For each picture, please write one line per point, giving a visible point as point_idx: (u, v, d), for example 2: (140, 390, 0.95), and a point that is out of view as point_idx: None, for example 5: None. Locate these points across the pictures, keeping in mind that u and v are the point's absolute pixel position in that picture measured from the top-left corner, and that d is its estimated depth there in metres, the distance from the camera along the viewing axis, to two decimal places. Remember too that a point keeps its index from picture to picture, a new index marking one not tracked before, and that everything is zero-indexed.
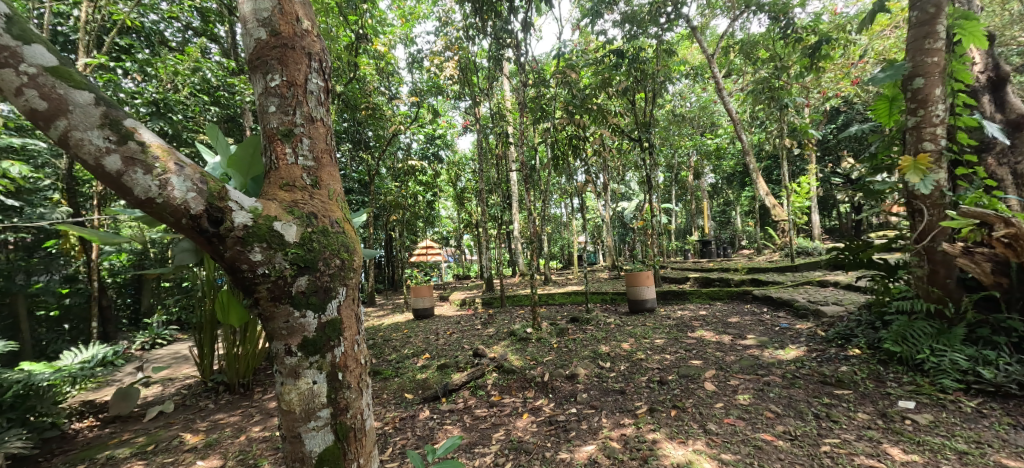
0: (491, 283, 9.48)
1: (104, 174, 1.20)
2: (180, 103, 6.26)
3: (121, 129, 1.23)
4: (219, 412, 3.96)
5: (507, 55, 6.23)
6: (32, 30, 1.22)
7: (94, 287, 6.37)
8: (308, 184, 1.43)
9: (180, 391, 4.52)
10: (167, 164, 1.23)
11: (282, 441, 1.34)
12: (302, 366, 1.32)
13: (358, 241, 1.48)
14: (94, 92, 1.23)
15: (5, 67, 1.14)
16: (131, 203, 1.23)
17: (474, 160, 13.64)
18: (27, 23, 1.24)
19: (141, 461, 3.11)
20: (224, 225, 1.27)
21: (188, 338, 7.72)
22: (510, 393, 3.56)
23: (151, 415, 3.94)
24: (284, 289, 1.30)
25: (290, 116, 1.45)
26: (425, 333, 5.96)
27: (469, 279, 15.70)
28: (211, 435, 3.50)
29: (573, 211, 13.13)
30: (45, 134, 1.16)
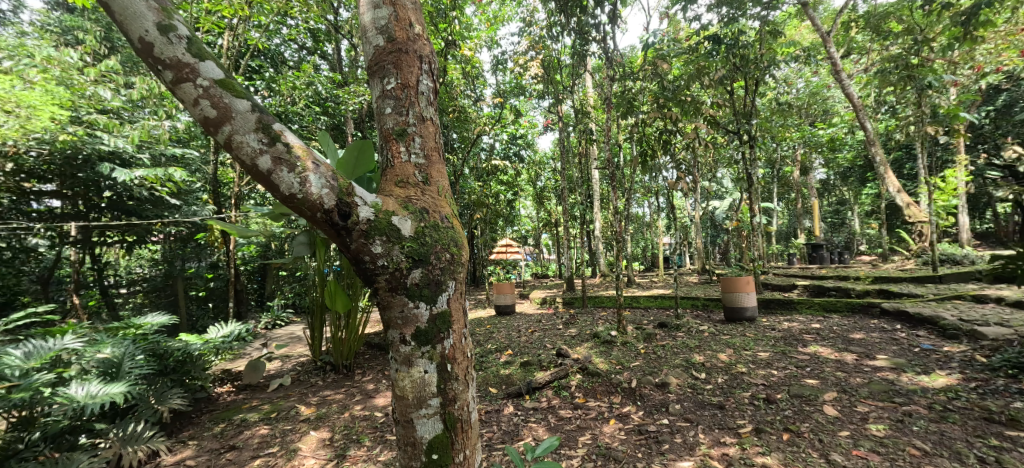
0: (573, 283, 9.33)
1: (258, 172, 1.35)
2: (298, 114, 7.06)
3: (271, 131, 1.38)
4: (327, 389, 4.38)
5: (592, 50, 6.09)
6: (208, 48, 1.41)
7: (230, 273, 7.42)
8: (420, 180, 1.50)
9: (295, 367, 5.10)
10: (307, 163, 1.37)
11: (395, 424, 1.42)
12: (415, 355, 1.39)
13: (464, 236, 1.53)
14: (251, 101, 1.40)
15: (188, 81, 1.34)
16: (277, 198, 1.37)
17: (554, 158, 13.61)
18: (203, 43, 1.44)
19: (267, 428, 3.56)
20: (352, 218, 1.37)
21: (302, 321, 8.69)
22: (595, 396, 3.47)
23: (274, 386, 4.50)
24: (400, 281, 1.37)
25: (404, 116, 1.53)
26: (509, 330, 6.04)
27: (549, 278, 15.70)
28: (321, 409, 3.88)
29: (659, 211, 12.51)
30: (214, 138, 1.35)
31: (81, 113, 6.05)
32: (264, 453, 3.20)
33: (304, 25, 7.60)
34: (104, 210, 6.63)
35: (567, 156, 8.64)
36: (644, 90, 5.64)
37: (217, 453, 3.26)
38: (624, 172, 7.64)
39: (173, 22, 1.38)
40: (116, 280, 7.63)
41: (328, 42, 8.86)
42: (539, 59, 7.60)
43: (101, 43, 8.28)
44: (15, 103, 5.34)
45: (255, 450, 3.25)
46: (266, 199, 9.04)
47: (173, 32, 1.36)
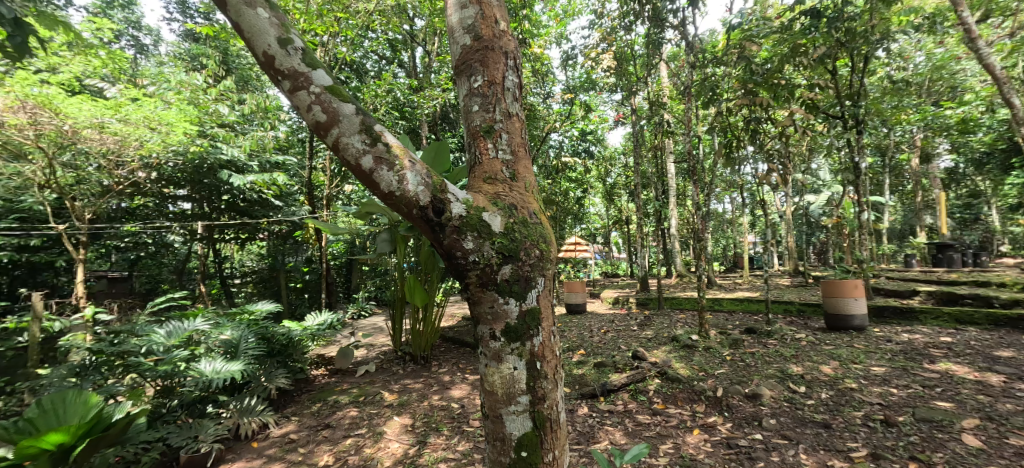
0: (648, 283, 8.95)
1: (362, 171, 1.44)
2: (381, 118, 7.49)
3: (373, 133, 1.46)
4: (407, 378, 4.61)
5: (668, 38, 5.76)
6: (319, 58, 1.53)
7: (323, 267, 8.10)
8: (508, 176, 1.51)
9: (379, 355, 5.44)
10: (405, 162, 1.43)
11: (485, 418, 1.44)
12: (505, 351, 1.39)
13: (551, 233, 1.52)
14: (356, 105, 1.50)
15: (303, 89, 1.46)
16: (378, 196, 1.45)
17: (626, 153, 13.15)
18: (314, 53, 1.55)
19: (356, 410, 3.82)
20: (445, 214, 1.40)
21: (384, 312, 9.26)
22: (676, 403, 3.29)
23: (361, 372, 4.84)
24: (491, 276, 1.38)
25: (491, 113, 1.54)
26: (581, 329, 5.94)
27: (620, 277, 15.25)
28: (403, 396, 4.09)
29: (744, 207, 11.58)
30: (325, 140, 1.46)
31: (206, 128, 7.20)
32: (355, 433, 3.44)
33: (384, 35, 8.09)
34: (223, 210, 7.84)
35: (641, 150, 8.29)
36: (727, 78, 5.22)
37: (315, 429, 3.58)
38: (703, 166, 7.18)
39: (290, 35, 1.51)
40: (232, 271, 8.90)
41: (405, 51, 9.36)
42: (611, 51, 7.36)
43: (218, 65, 9.45)
44: (158, 121, 6.15)
45: (347, 430, 3.51)
46: (352, 199, 9.76)
47: (290, 45, 1.49)
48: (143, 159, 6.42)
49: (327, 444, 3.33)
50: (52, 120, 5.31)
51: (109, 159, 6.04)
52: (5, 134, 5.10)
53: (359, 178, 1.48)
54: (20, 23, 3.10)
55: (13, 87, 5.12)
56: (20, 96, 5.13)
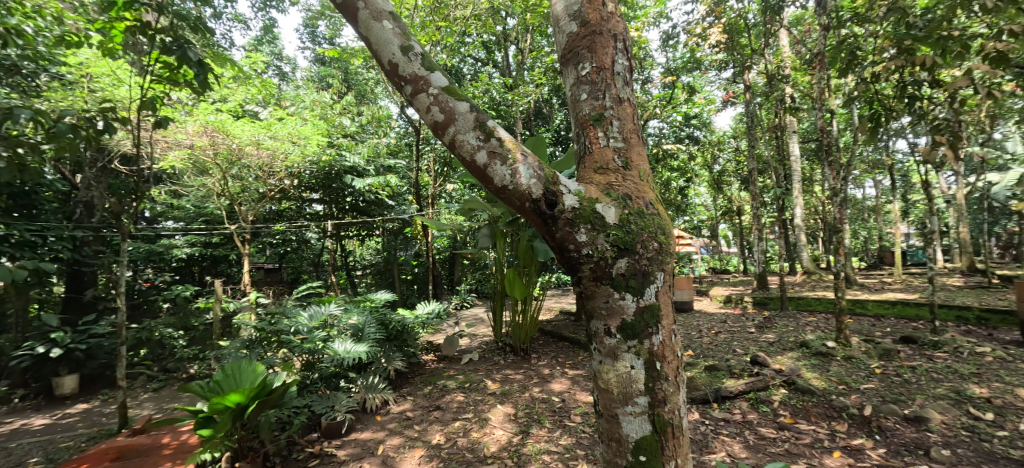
0: (766, 280, 8.06)
1: (476, 167, 1.48)
2: None
3: (486, 129, 1.50)
4: (508, 369, 4.73)
5: (789, 3, 5.07)
6: (435, 61, 1.61)
7: (430, 260, 8.68)
8: (620, 165, 1.46)
9: (481, 345, 5.67)
10: (517, 155, 1.44)
11: (599, 416, 1.41)
12: (621, 349, 1.35)
13: (669, 224, 1.45)
14: (469, 103, 1.55)
15: (422, 91, 1.54)
16: (491, 190, 1.48)
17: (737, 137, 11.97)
18: (431, 56, 1.64)
19: (462, 396, 4.03)
20: (558, 207, 1.39)
21: (484, 304, 9.66)
22: (807, 418, 2.90)
23: (465, 360, 5.09)
24: (606, 270, 1.35)
25: (601, 100, 1.49)
26: (689, 329, 5.55)
27: (730, 274, 14.02)
28: (505, 386, 4.21)
29: (889, 194, 9.85)
30: (443, 139, 1.53)
31: (333, 140, 8.29)
32: (462, 416, 3.63)
33: (480, 37, 8.36)
34: (348, 210, 8.82)
35: (755, 134, 7.46)
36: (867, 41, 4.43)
37: (427, 410, 3.84)
38: (835, 148, 6.24)
39: (410, 42, 1.61)
40: (355, 264, 10.08)
41: (499, 50, 9.59)
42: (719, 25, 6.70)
43: (340, 82, 10.63)
44: (298, 136, 7.04)
45: (455, 413, 3.72)
46: (454, 197, 10.31)
47: (411, 51, 1.58)
48: (288, 169, 7.38)
49: (439, 425, 3.56)
50: (225, 140, 6.29)
51: (262, 170, 7.06)
52: (194, 155, 6.19)
53: (473, 173, 1.52)
54: (201, 62, 3.80)
55: (198, 116, 6.06)
56: (202, 124, 6.07)
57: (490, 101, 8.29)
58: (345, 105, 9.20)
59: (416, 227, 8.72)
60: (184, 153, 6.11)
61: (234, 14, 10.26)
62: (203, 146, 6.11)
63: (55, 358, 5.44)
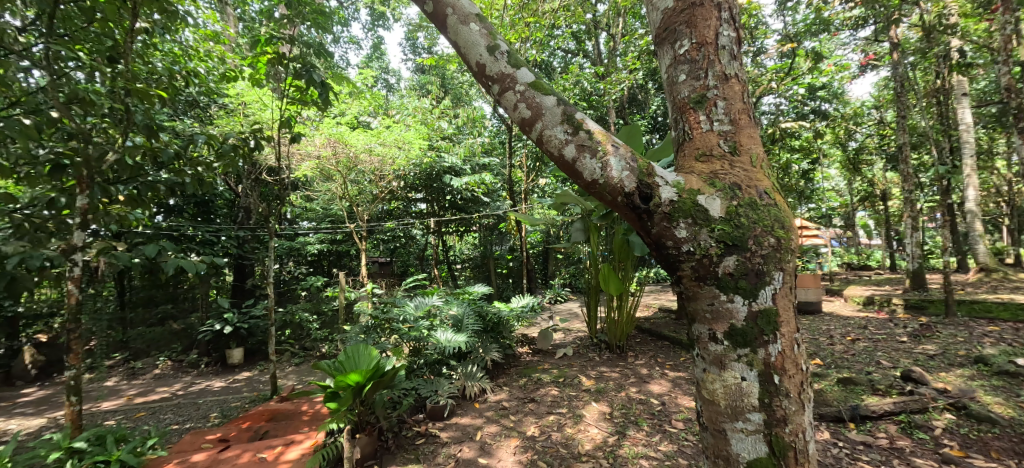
0: (921, 279, 6.79)
1: (565, 162, 1.44)
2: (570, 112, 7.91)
3: (574, 121, 1.45)
4: (603, 366, 4.61)
5: None
6: (521, 57, 1.59)
7: (524, 255, 8.82)
8: (726, 150, 1.34)
9: (576, 340, 5.61)
10: (607, 147, 1.39)
11: (703, 430, 1.33)
12: (729, 357, 1.26)
13: (790, 214, 1.30)
14: (557, 96, 1.51)
15: (509, 89, 1.54)
16: (581, 185, 1.43)
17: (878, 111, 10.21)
18: (517, 52, 1.63)
19: (556, 390, 4.04)
20: (653, 200, 1.31)
21: (579, 299, 9.58)
22: (982, 452, 2.37)
23: (560, 355, 5.08)
24: (710, 269, 1.25)
25: (702, 80, 1.38)
26: (815, 334, 4.90)
27: (866, 270, 12.14)
28: (600, 383, 4.11)
29: None
30: (531, 135, 1.52)
31: (433, 142, 8.81)
32: (557, 411, 3.62)
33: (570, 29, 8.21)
34: (447, 208, 9.33)
35: (900, 105, 6.30)
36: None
37: (522, 401, 3.90)
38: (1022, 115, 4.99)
39: (496, 40, 1.61)
40: (455, 258, 10.63)
41: (590, 39, 9.34)
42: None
43: (439, 87, 11.27)
44: (403, 141, 7.52)
45: (549, 407, 3.72)
46: (547, 191, 10.38)
47: (497, 50, 1.59)
48: (395, 172, 7.84)
49: (533, 417, 3.59)
50: (344, 150, 6.94)
51: (374, 175, 7.62)
52: (322, 165, 6.97)
53: (561, 168, 1.49)
54: (324, 82, 4.30)
55: (325, 130, 6.80)
56: (327, 136, 6.77)
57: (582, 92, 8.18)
58: (444, 109, 9.74)
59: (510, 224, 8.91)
60: (314, 163, 6.91)
61: (349, 35, 11.44)
62: (327, 157, 6.84)
63: (227, 334, 6.61)
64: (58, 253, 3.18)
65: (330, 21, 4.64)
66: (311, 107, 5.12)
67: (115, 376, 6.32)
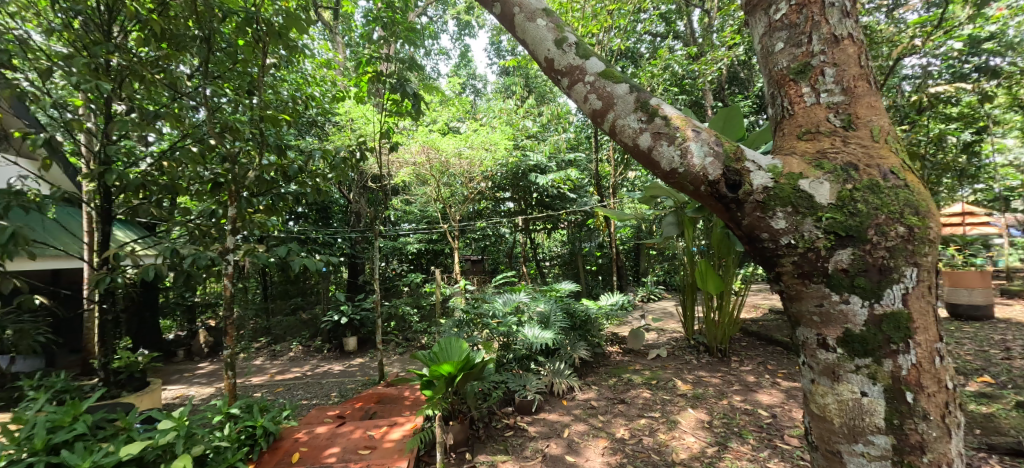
0: None
1: (640, 151, 1.45)
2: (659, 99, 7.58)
3: (648, 108, 1.46)
4: (702, 370, 4.30)
5: None
6: (590, 47, 1.63)
7: (613, 252, 8.60)
8: (838, 126, 1.26)
9: (670, 341, 5.31)
10: (686, 132, 1.37)
11: (814, 449, 1.26)
12: (844, 368, 1.17)
13: (927, 195, 1.16)
14: (629, 83, 1.52)
15: (579, 81, 1.59)
16: (659, 174, 1.43)
17: None
18: (585, 44, 1.67)
19: (648, 392, 3.87)
20: (743, 188, 1.27)
21: (675, 298, 9.09)
22: None
23: (652, 356, 4.85)
24: (816, 265, 1.18)
25: (805, 47, 1.34)
26: (976, 344, 4.07)
27: None
28: (698, 388, 3.84)
29: None
30: (603, 126, 1.55)
31: (519, 141, 8.96)
32: (649, 415, 3.46)
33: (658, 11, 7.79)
34: (534, 206, 9.41)
35: None
36: None
37: (612, 402, 3.78)
38: None
39: (564, 35, 1.67)
40: (543, 256, 10.67)
41: (681, 18, 8.78)
42: None
43: (522, 88, 11.37)
44: (489, 143, 7.73)
45: (641, 410, 3.57)
46: (636, 184, 10.00)
47: (565, 43, 1.65)
48: (484, 173, 8.05)
49: (623, 419, 3.46)
50: (436, 155, 7.32)
51: (464, 177, 7.87)
52: (417, 170, 7.37)
53: (637, 157, 1.50)
54: (415, 93, 4.60)
55: (420, 138, 7.21)
56: (422, 144, 7.20)
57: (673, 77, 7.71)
58: (528, 108, 9.83)
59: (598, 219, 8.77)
60: (410, 169, 7.34)
61: (439, 46, 12.06)
62: (422, 163, 7.27)
63: (344, 324, 7.37)
64: (218, 253, 3.79)
65: (419, 36, 4.93)
66: (406, 118, 5.48)
67: (260, 356, 7.40)
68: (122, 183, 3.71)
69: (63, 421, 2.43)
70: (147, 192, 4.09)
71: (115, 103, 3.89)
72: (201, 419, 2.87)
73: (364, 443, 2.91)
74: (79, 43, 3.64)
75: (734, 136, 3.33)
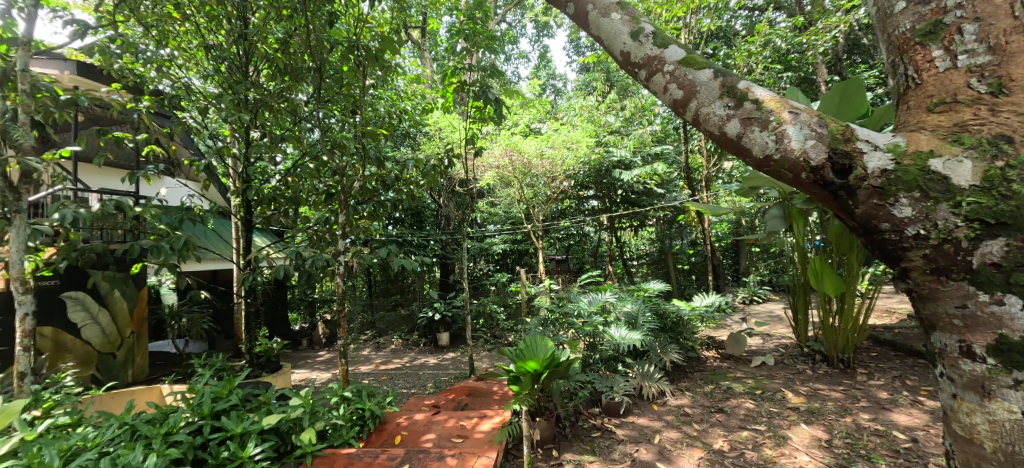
0: None
1: (728, 139, 1.37)
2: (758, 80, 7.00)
3: (736, 93, 1.38)
4: (818, 382, 3.85)
5: None
6: (669, 35, 1.59)
7: (708, 249, 8.15)
8: (983, 92, 1.08)
9: (778, 348, 4.83)
10: (782, 115, 1.27)
11: None
12: (998, 384, 0.99)
13: None
14: (712, 68, 1.45)
15: (657, 71, 1.55)
16: (752, 163, 1.34)
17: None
18: (664, 31, 1.63)
19: (752, 403, 3.57)
20: (854, 173, 1.13)
21: (782, 299, 8.31)
22: None
23: (757, 363, 4.45)
24: (954, 258, 1.02)
25: (938, 3, 1.20)
26: None
27: None
28: (813, 402, 3.46)
29: None
30: (685, 116, 1.49)
31: (603, 138, 8.83)
32: (753, 427, 3.19)
33: None
34: (619, 203, 9.15)
35: None
36: None
37: (708, 410, 3.55)
38: None
39: (641, 25, 1.65)
40: (631, 255, 10.37)
41: None
42: None
43: (604, 82, 11.10)
44: (570, 141, 7.69)
45: (742, 422, 3.29)
46: (733, 176, 9.33)
47: (642, 34, 1.62)
48: (566, 172, 8.04)
49: (721, 429, 3.22)
50: (519, 157, 7.47)
51: (546, 177, 7.88)
52: (501, 172, 7.57)
53: (725, 146, 1.42)
54: (497, 99, 4.73)
55: (503, 142, 7.42)
56: (505, 147, 7.42)
57: (775, 53, 7.11)
58: (610, 102, 9.58)
59: (689, 214, 8.56)
60: (495, 172, 7.57)
61: (519, 49, 12.25)
62: (505, 166, 7.46)
63: (437, 320, 7.83)
64: (331, 256, 4.25)
65: (500, 43, 5.06)
66: (490, 123, 5.67)
67: (367, 348, 8.13)
68: (260, 197, 4.45)
69: (222, 393, 2.90)
70: (277, 204, 4.73)
71: (252, 131, 4.59)
72: (321, 399, 3.23)
73: (457, 432, 3.05)
74: (224, 82, 4.38)
75: (853, 115, 2.96)
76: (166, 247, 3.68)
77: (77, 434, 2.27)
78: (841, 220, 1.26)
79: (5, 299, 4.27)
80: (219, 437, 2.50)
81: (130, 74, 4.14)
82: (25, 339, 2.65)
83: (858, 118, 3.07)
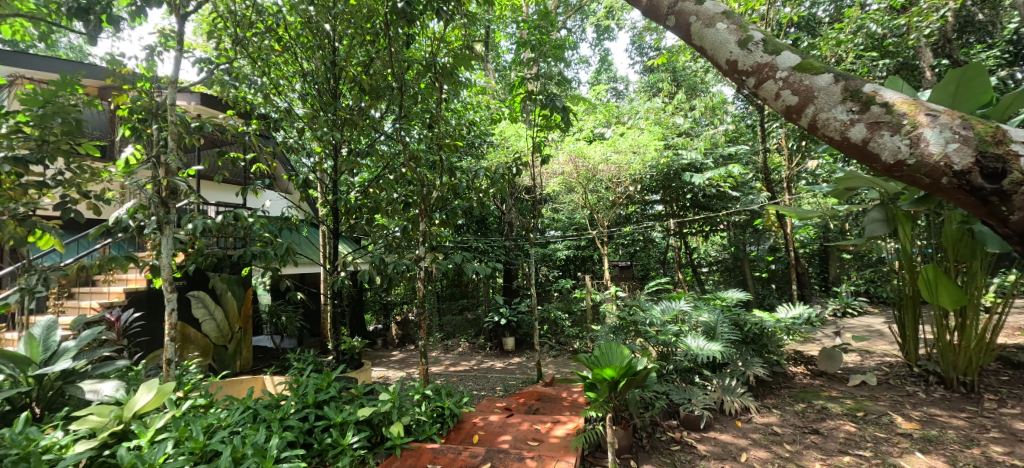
0: None
1: (851, 143, 1.37)
2: (848, 70, 6.46)
3: (861, 96, 1.37)
4: (934, 407, 3.45)
5: None
6: (781, 42, 1.61)
7: (791, 256, 7.61)
8: None
9: (881, 367, 4.38)
10: (917, 117, 1.25)
11: None
12: None
13: None
14: (832, 72, 1.46)
15: (769, 77, 1.58)
16: (878, 167, 1.33)
17: None
18: (775, 39, 1.65)
19: (853, 425, 3.28)
20: (1008, 177, 1.10)
21: (880, 312, 7.53)
22: None
23: (855, 382, 4.06)
24: None
25: None
26: None
27: None
28: (929, 429, 3.10)
29: None
30: (801, 121, 1.50)
31: (670, 140, 8.57)
32: (855, 452, 2.93)
33: None
34: (689, 207, 8.81)
35: None
36: None
37: (801, 431, 3.30)
38: None
39: (749, 33, 1.68)
40: (701, 261, 9.92)
41: None
42: None
43: (670, 83, 10.63)
44: (638, 146, 7.50)
45: (843, 446, 3.03)
46: (818, 176, 8.62)
47: (751, 42, 1.65)
48: (632, 177, 7.86)
49: (818, 452, 2.99)
50: (583, 163, 7.37)
51: (611, 182, 7.74)
52: (568, 177, 7.44)
53: (846, 150, 1.41)
54: (564, 106, 4.69)
55: (567, 147, 7.33)
56: (569, 153, 7.31)
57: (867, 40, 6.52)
58: (677, 103, 9.25)
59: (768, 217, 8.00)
60: (561, 178, 7.48)
61: (579, 54, 12.12)
62: (569, 172, 7.42)
63: (503, 325, 7.99)
64: (411, 261, 4.50)
65: (565, 51, 5.11)
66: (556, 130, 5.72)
67: (437, 349, 8.47)
68: (347, 207, 4.85)
69: (322, 385, 3.18)
70: (361, 214, 5.10)
71: (340, 147, 5.01)
72: (405, 395, 3.41)
73: (531, 435, 3.09)
74: (317, 104, 4.84)
75: (974, 104, 2.64)
76: (272, 253, 4.10)
77: (213, 414, 2.61)
78: (989, 225, 1.21)
79: (147, 295, 4.99)
80: (322, 425, 2.75)
81: (242, 102, 4.68)
82: (171, 330, 3.10)
83: (979, 108, 2.74)
